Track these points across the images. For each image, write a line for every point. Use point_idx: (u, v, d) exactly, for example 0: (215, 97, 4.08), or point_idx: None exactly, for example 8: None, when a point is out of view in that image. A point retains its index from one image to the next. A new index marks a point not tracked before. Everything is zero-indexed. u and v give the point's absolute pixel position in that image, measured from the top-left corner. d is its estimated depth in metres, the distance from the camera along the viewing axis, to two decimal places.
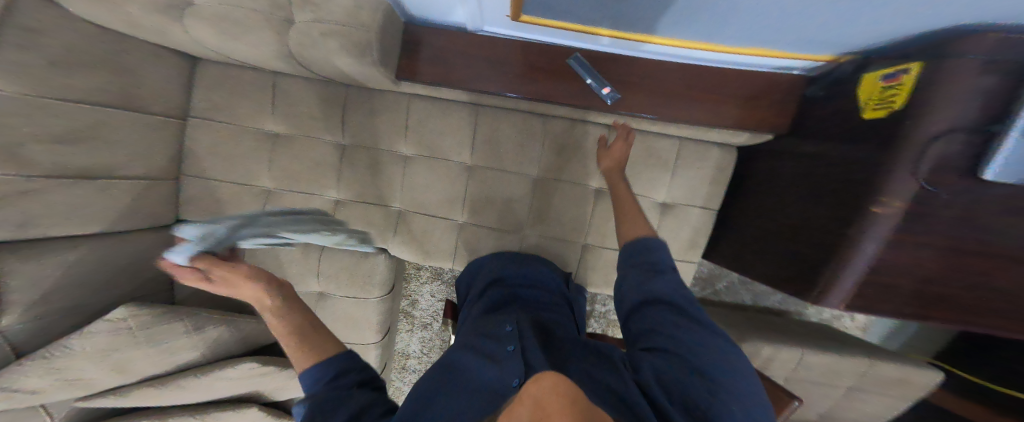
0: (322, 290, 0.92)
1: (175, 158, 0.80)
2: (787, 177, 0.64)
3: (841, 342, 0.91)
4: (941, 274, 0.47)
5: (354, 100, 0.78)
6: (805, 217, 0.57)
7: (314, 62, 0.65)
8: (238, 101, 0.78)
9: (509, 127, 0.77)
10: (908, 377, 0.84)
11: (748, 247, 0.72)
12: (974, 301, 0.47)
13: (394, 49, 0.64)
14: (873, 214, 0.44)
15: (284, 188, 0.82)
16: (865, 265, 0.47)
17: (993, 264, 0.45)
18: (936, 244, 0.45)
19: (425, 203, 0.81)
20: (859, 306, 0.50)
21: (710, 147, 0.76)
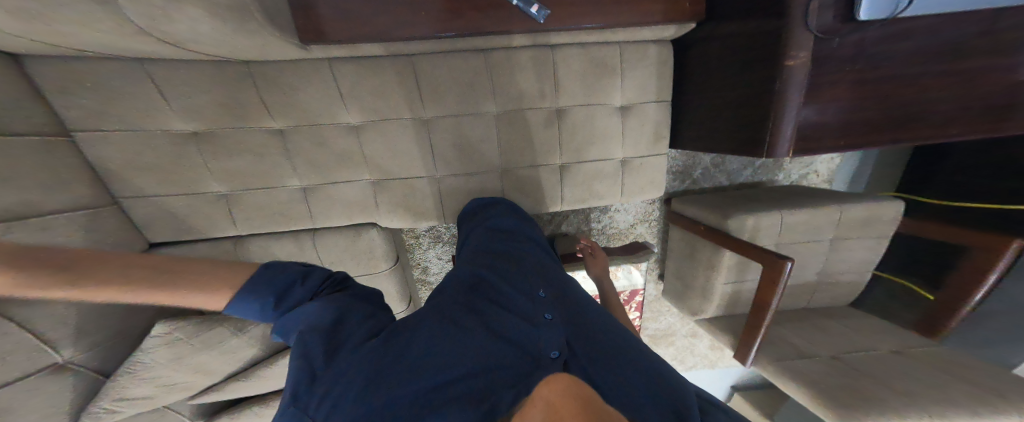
0: None
1: (95, 183, 0.71)
2: (714, 61, 0.68)
3: (810, 196, 0.98)
4: (863, 103, 0.56)
5: (266, 75, 0.69)
6: (732, 93, 0.63)
7: (190, 37, 0.55)
8: (125, 105, 0.66)
9: (452, 69, 0.73)
10: (873, 215, 0.91)
11: (699, 134, 0.76)
12: (892, 119, 0.57)
13: (279, 13, 0.59)
14: (785, 69, 0.52)
15: (242, 188, 0.80)
16: (795, 111, 0.54)
17: (894, 85, 0.55)
18: (846, 79, 0.54)
19: (395, 168, 0.82)
20: (806, 147, 0.58)
21: (648, 46, 0.76)
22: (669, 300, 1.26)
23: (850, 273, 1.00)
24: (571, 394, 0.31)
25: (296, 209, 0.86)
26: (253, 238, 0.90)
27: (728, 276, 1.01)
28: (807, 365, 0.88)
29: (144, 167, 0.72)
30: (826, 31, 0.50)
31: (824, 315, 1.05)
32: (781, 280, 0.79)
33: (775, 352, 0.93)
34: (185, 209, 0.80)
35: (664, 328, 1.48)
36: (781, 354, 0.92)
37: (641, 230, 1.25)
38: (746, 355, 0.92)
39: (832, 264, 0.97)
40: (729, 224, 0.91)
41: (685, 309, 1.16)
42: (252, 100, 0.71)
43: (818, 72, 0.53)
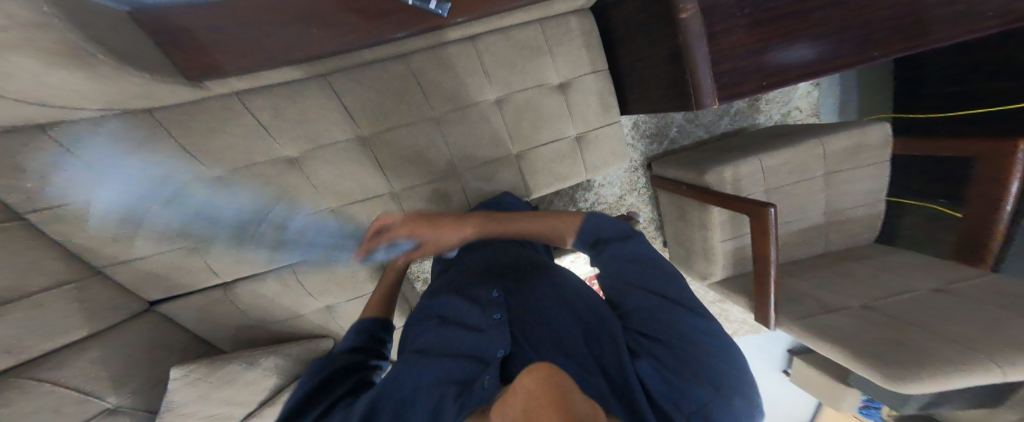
0: (328, 303, 1.03)
1: (71, 259, 0.75)
2: (631, 18, 0.63)
3: (791, 134, 0.86)
4: (766, 44, 0.51)
5: (179, 124, 0.69)
6: (655, 49, 0.59)
7: (49, 89, 0.53)
8: (63, 178, 0.68)
9: (376, 83, 0.73)
10: (862, 140, 0.80)
11: (642, 95, 0.71)
12: (817, 51, 0.52)
13: (133, 53, 0.57)
14: (681, 23, 0.49)
15: (208, 239, 0.83)
16: (706, 61, 0.50)
17: (792, 21, 0.50)
18: (741, 23, 0.49)
19: (347, 189, 0.81)
20: (731, 94, 0.52)
21: (566, 18, 0.73)
22: (677, 268, 1.16)
23: (864, 206, 0.87)
24: (550, 385, 0.24)
25: (267, 250, 0.88)
26: (243, 283, 0.95)
27: (725, 233, 0.89)
28: (834, 320, 0.76)
29: (106, 235, 0.76)
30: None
31: (851, 256, 0.91)
32: (770, 227, 0.70)
33: (796, 310, 0.81)
34: (164, 268, 0.85)
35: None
36: (804, 312, 0.80)
37: (633, 201, 1.15)
38: (767, 317, 0.81)
39: (840, 203, 0.86)
40: (706, 179, 0.80)
41: (694, 275, 1.06)
42: (178, 153, 0.71)
43: (711, 20, 0.49)
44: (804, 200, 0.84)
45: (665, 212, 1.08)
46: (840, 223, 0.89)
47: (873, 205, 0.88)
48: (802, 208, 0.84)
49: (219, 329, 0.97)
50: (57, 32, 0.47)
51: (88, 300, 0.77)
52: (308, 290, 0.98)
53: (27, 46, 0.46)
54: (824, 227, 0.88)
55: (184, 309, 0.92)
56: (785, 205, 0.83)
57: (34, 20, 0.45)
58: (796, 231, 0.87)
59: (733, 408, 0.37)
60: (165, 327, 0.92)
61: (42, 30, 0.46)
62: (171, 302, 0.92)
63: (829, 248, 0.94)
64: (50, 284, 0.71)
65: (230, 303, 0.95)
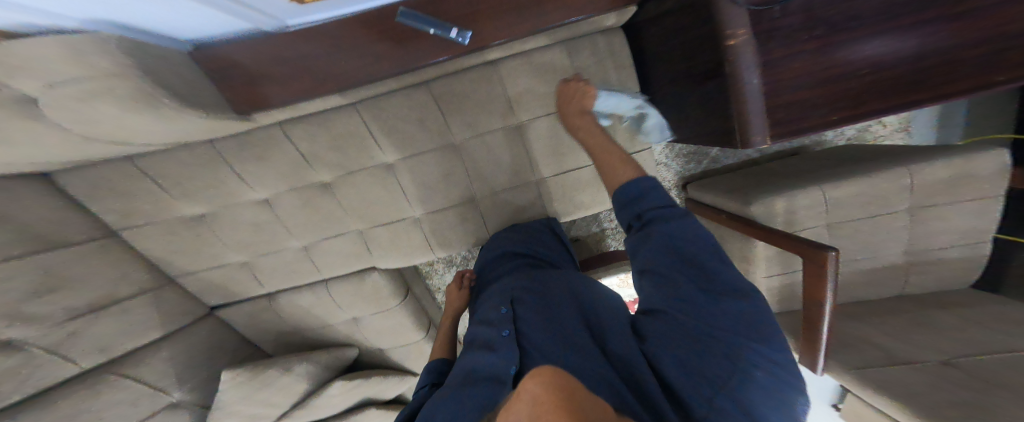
0: (355, 316, 1.07)
1: (152, 269, 0.85)
2: (668, 40, 0.57)
3: (858, 160, 0.75)
4: (827, 73, 0.43)
5: (233, 153, 0.72)
6: (695, 76, 0.52)
7: (128, 129, 0.56)
8: (135, 200, 0.75)
9: (400, 111, 0.72)
10: (965, 171, 0.67)
11: (678, 122, 0.64)
12: (904, 79, 0.42)
13: (196, 94, 0.56)
14: (729, 50, 0.41)
15: (253, 255, 0.89)
16: (755, 96, 0.43)
17: (871, 45, 0.41)
18: (805, 49, 0.42)
19: (374, 212, 0.83)
20: (785, 131, 0.45)
21: (595, 39, 0.68)
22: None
23: (957, 246, 0.74)
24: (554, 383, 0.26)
25: (302, 266, 0.93)
26: (284, 294, 1.02)
27: (770, 268, 0.80)
28: (899, 375, 0.62)
29: (173, 250, 0.84)
30: (761, 1, 0.40)
31: (932, 302, 0.77)
32: (828, 273, 0.60)
33: (850, 359, 0.68)
34: (218, 278, 0.92)
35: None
36: (861, 359, 0.68)
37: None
38: (814, 361, 0.69)
39: (923, 240, 0.73)
40: (751, 211, 0.71)
41: None
42: (229, 177, 0.74)
43: (768, 47, 0.42)
44: (876, 236, 0.72)
45: None
46: (921, 262, 0.75)
47: (965, 244, 0.74)
48: (874, 245, 0.73)
49: (264, 332, 1.05)
50: (127, 81, 0.48)
51: (163, 305, 0.86)
52: (337, 302, 1.03)
53: (109, 94, 0.49)
54: (902, 267, 0.75)
55: (236, 314, 1.01)
56: (849, 241, 0.72)
57: (111, 69, 0.46)
58: (864, 271, 0.75)
59: (753, 379, 0.36)
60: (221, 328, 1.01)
61: (116, 78, 0.47)
62: (227, 307, 1.00)
63: (906, 290, 0.80)
64: (132, 292, 0.80)
65: (274, 311, 1.02)
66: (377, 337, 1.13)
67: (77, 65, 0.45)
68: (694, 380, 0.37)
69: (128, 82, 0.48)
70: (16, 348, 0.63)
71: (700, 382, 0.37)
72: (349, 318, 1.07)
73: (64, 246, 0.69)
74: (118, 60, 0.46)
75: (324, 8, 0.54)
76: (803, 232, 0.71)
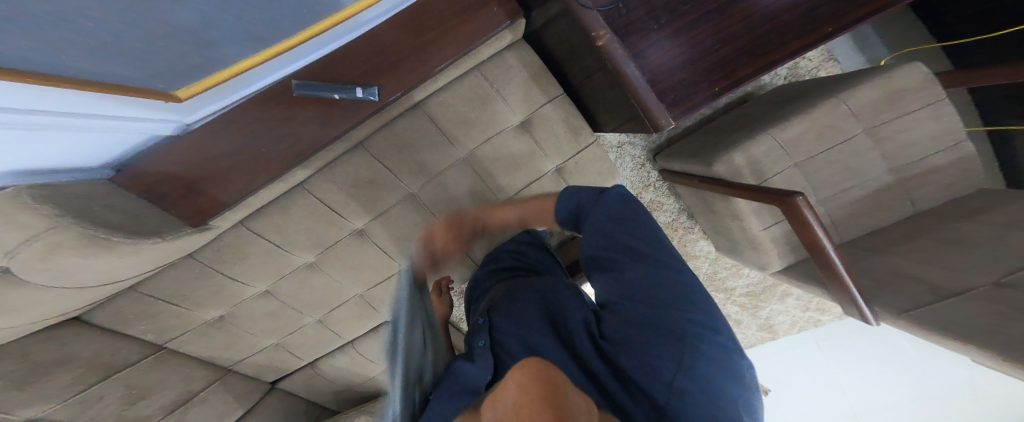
0: (389, 364, 1.13)
1: (207, 364, 0.93)
2: (562, 40, 0.56)
3: (812, 90, 0.69)
4: (695, 51, 0.44)
5: (217, 259, 0.78)
6: (602, 69, 0.51)
7: (104, 274, 0.58)
8: (162, 321, 0.81)
9: (347, 178, 0.74)
10: (892, 88, 0.61)
11: (610, 111, 0.62)
12: (759, 42, 0.44)
13: (140, 225, 0.57)
14: (601, 49, 0.43)
15: (280, 337, 0.96)
16: (642, 81, 0.44)
17: (718, 22, 0.44)
18: (667, 32, 0.44)
19: (365, 272, 0.87)
20: (682, 111, 0.45)
21: (505, 57, 0.68)
22: (730, 256, 0.99)
23: (945, 151, 0.65)
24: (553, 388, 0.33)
25: (325, 335, 1.00)
26: (322, 361, 1.09)
27: (765, 221, 0.74)
28: (956, 309, 0.54)
29: (212, 350, 0.91)
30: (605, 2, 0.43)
31: (964, 209, 0.66)
32: (807, 218, 0.55)
33: (899, 300, 0.60)
34: (261, 362, 1.00)
35: (760, 280, 1.21)
36: (897, 299, 0.60)
37: (651, 197, 1.01)
38: (860, 309, 0.62)
39: (919, 151, 0.65)
40: (716, 172, 0.67)
41: (750, 265, 0.90)
42: (228, 279, 0.81)
43: (631, 38, 0.44)
44: (863, 162, 0.65)
45: (693, 204, 0.94)
46: (926, 174, 0.67)
47: (965, 144, 0.65)
48: (868, 171, 0.65)
49: (318, 395, 1.14)
50: (70, 228, 0.48)
51: (226, 393, 0.95)
52: (368, 357, 1.09)
53: (62, 249, 0.49)
54: (909, 184, 0.67)
55: (291, 385, 1.10)
56: (838, 175, 0.65)
57: (48, 222, 0.47)
58: (867, 199, 0.67)
59: (708, 364, 0.35)
60: (283, 401, 1.10)
61: (60, 230, 0.48)
62: (282, 381, 1.09)
63: (924, 205, 0.71)
64: (195, 388, 0.89)
65: (321, 377, 1.10)
66: None
67: (19, 229, 0.45)
68: (658, 370, 0.36)
69: (73, 230, 0.49)
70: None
71: (663, 368, 0.35)
72: (384, 368, 1.13)
73: (130, 365, 0.78)
74: (45, 212, 0.46)
75: (206, 99, 0.53)
76: (777, 177, 0.64)
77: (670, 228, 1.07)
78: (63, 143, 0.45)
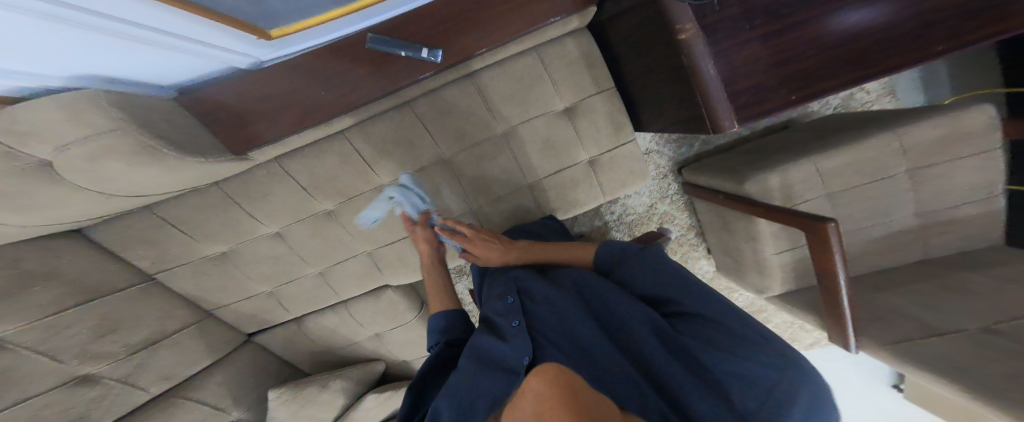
0: (378, 331, 1.12)
1: (191, 306, 0.89)
2: (630, 38, 0.59)
3: (852, 127, 0.73)
4: (782, 56, 0.43)
5: (238, 192, 0.77)
6: (664, 73, 0.54)
7: (136, 185, 0.57)
8: (163, 246, 0.80)
9: (387, 132, 0.75)
10: (955, 128, 0.64)
11: (658, 113, 0.65)
12: (853, 54, 0.42)
13: (189, 141, 0.57)
14: (682, 44, 0.43)
15: (277, 284, 0.94)
16: (717, 83, 0.44)
17: (813, 29, 0.42)
18: (757, 34, 0.42)
19: (380, 231, 0.87)
20: (751, 114, 0.45)
21: (564, 43, 0.69)
22: (729, 277, 1.04)
23: (969, 203, 0.69)
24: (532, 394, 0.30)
25: (322, 290, 0.98)
26: (310, 317, 1.07)
27: (779, 245, 0.78)
28: (937, 346, 0.59)
29: (206, 287, 0.88)
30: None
31: (960, 265, 0.71)
32: (835, 248, 0.59)
33: (887, 333, 0.64)
34: (250, 310, 0.97)
35: (749, 304, 1.25)
36: (895, 336, 0.63)
37: (665, 209, 1.08)
38: (845, 339, 0.66)
39: (930, 201, 0.69)
40: (747, 190, 0.70)
41: (750, 287, 0.94)
42: (242, 215, 0.80)
43: (716, 37, 0.43)
44: (881, 201, 0.69)
45: (708, 221, 0.98)
46: (939, 222, 0.71)
47: (987, 200, 0.69)
48: (882, 210, 0.70)
49: (298, 354, 1.10)
50: (126, 133, 0.50)
51: (207, 335, 0.91)
52: (358, 320, 1.07)
53: (114, 151, 0.50)
54: (916, 230, 0.72)
55: (273, 339, 1.06)
56: (855, 210, 0.70)
57: (112, 125, 0.49)
58: (873, 237, 0.72)
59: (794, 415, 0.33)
60: (262, 352, 1.06)
61: (118, 134, 0.49)
62: (263, 333, 1.05)
63: (928, 253, 0.75)
64: (177, 326, 0.85)
65: (305, 334, 1.07)
66: (401, 349, 1.17)
67: (80, 126, 0.47)
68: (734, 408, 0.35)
69: (128, 135, 0.50)
70: (95, 382, 0.73)
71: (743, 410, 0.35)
72: (372, 333, 1.11)
73: (117, 291, 0.76)
74: (113, 115, 0.48)
75: (292, 42, 0.55)
76: (805, 205, 0.69)
77: (677, 242, 1.12)
78: (142, 59, 0.47)
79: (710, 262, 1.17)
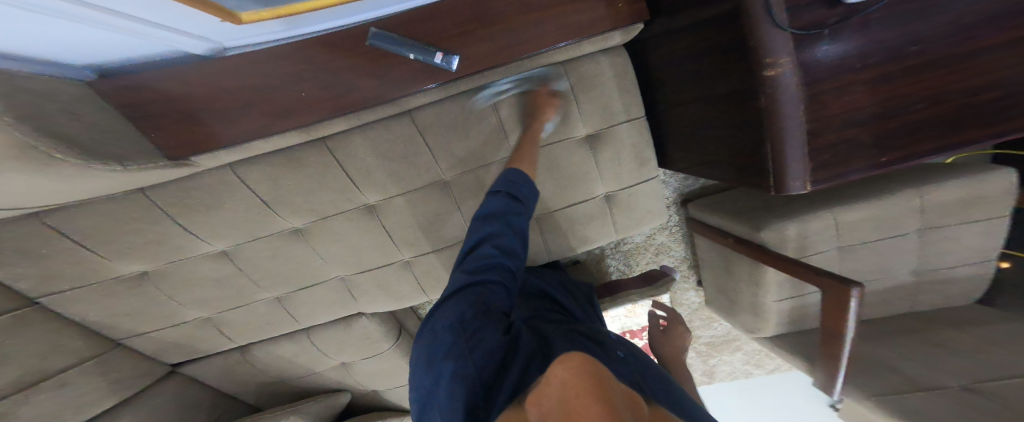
0: (344, 361, 0.97)
1: (90, 334, 0.69)
2: (686, 64, 0.53)
3: (869, 182, 0.73)
4: (884, 107, 0.38)
5: (175, 198, 0.60)
6: (720, 114, 0.48)
7: (12, 195, 0.42)
8: (58, 262, 0.60)
9: (382, 144, 0.62)
10: (973, 193, 0.66)
11: (692, 152, 0.61)
12: (957, 112, 0.38)
13: (102, 144, 0.43)
14: (770, 81, 0.36)
15: (221, 311, 0.76)
16: (802, 135, 0.38)
17: (914, 83, 0.37)
18: (859, 79, 0.37)
19: (360, 255, 0.73)
20: (831, 173, 0.41)
21: (598, 62, 0.62)
22: (718, 313, 1.03)
23: (963, 265, 0.73)
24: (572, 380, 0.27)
25: (278, 318, 0.81)
26: (260, 344, 0.89)
27: (782, 293, 0.77)
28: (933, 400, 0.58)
29: (120, 312, 0.69)
30: (812, 24, 0.34)
31: (941, 321, 0.75)
32: (851, 310, 0.56)
33: (878, 384, 0.65)
34: (182, 338, 0.78)
35: (725, 333, 1.25)
36: (902, 387, 0.63)
37: (662, 240, 1.05)
38: (833, 385, 0.65)
39: (926, 259, 0.71)
40: (761, 237, 0.67)
41: (739, 324, 0.94)
42: (174, 228, 0.62)
43: (815, 79, 0.37)
44: (889, 256, 0.70)
45: (706, 257, 0.96)
46: (932, 280, 0.74)
47: (976, 263, 0.73)
48: (886, 266, 0.71)
49: (239, 385, 0.92)
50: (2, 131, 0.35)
51: (113, 372, 0.71)
52: (322, 350, 0.92)
53: None
54: (910, 285, 0.74)
55: (209, 370, 0.87)
56: (863, 262, 0.70)
57: None
58: (872, 290, 0.73)
59: None
60: (192, 385, 0.86)
61: None
62: (193, 363, 0.85)
63: (914, 307, 0.78)
64: (69, 363, 0.64)
65: (250, 364, 0.89)
66: (368, 381, 1.03)
67: None
68: None
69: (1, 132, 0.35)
70: None
71: None
72: (337, 364, 0.96)
73: None
74: None
75: (268, 27, 0.41)
76: (815, 256, 0.68)
77: None
78: (61, 34, 0.32)
79: (698, 294, 1.17)
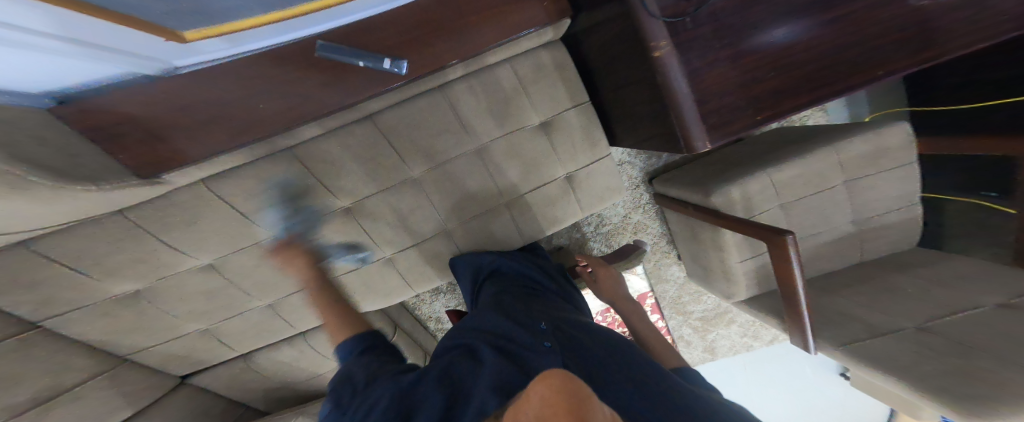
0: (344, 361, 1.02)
1: (96, 352, 0.74)
2: (606, 53, 0.58)
3: (803, 140, 0.77)
4: (752, 76, 0.44)
5: (156, 218, 0.65)
6: (641, 92, 0.53)
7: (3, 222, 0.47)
8: (56, 287, 0.64)
9: (345, 149, 0.67)
10: (879, 144, 0.70)
11: (632, 131, 0.65)
12: (811, 75, 0.44)
13: (74, 168, 0.48)
14: (656, 60, 0.43)
15: (217, 321, 0.81)
16: (692, 103, 0.44)
17: (779, 51, 0.43)
18: (724, 56, 0.43)
19: (340, 256, 0.77)
20: (722, 134, 0.46)
21: (537, 55, 0.67)
22: (699, 283, 1.08)
23: (893, 211, 0.77)
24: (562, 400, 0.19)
25: (273, 324, 0.86)
26: (260, 351, 0.94)
27: (743, 254, 0.81)
28: (887, 346, 0.62)
29: (120, 329, 0.73)
30: (674, 13, 0.41)
31: (891, 266, 0.79)
32: (793, 261, 0.60)
33: (840, 331, 0.69)
34: (185, 351, 0.83)
35: (716, 306, 1.28)
36: (861, 332, 0.66)
37: (639, 218, 1.09)
38: (805, 340, 0.68)
39: (868, 210, 0.76)
40: (713, 202, 0.71)
41: (717, 292, 0.97)
42: (160, 245, 0.67)
43: (691, 55, 0.43)
44: (832, 210, 0.74)
45: (677, 230, 1.00)
46: (878, 229, 0.78)
47: (908, 207, 0.77)
48: (830, 219, 0.75)
49: (246, 392, 0.96)
50: None
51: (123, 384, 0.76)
52: (322, 351, 0.97)
53: None
54: (854, 236, 0.78)
55: (216, 380, 0.91)
56: (807, 218, 0.74)
57: None
58: (824, 245, 0.77)
59: None
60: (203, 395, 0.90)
61: None
62: (200, 374, 0.90)
63: (866, 256, 0.82)
64: (79, 379, 0.69)
65: (254, 371, 0.94)
66: None
67: None
68: None
69: None
70: None
71: None
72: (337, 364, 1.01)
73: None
74: None
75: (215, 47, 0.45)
76: (762, 215, 0.72)
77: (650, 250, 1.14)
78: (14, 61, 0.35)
79: (681, 267, 1.21)
